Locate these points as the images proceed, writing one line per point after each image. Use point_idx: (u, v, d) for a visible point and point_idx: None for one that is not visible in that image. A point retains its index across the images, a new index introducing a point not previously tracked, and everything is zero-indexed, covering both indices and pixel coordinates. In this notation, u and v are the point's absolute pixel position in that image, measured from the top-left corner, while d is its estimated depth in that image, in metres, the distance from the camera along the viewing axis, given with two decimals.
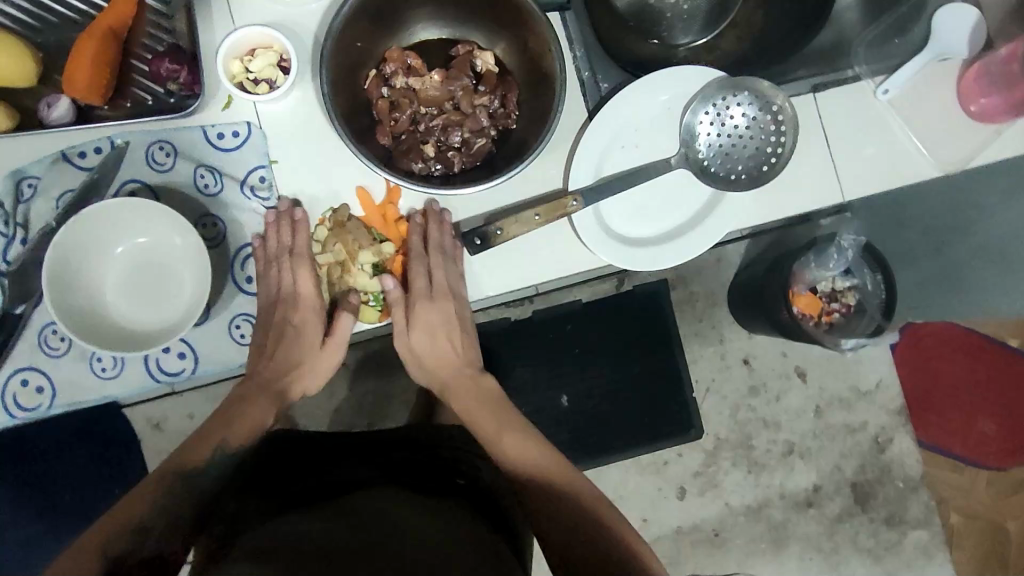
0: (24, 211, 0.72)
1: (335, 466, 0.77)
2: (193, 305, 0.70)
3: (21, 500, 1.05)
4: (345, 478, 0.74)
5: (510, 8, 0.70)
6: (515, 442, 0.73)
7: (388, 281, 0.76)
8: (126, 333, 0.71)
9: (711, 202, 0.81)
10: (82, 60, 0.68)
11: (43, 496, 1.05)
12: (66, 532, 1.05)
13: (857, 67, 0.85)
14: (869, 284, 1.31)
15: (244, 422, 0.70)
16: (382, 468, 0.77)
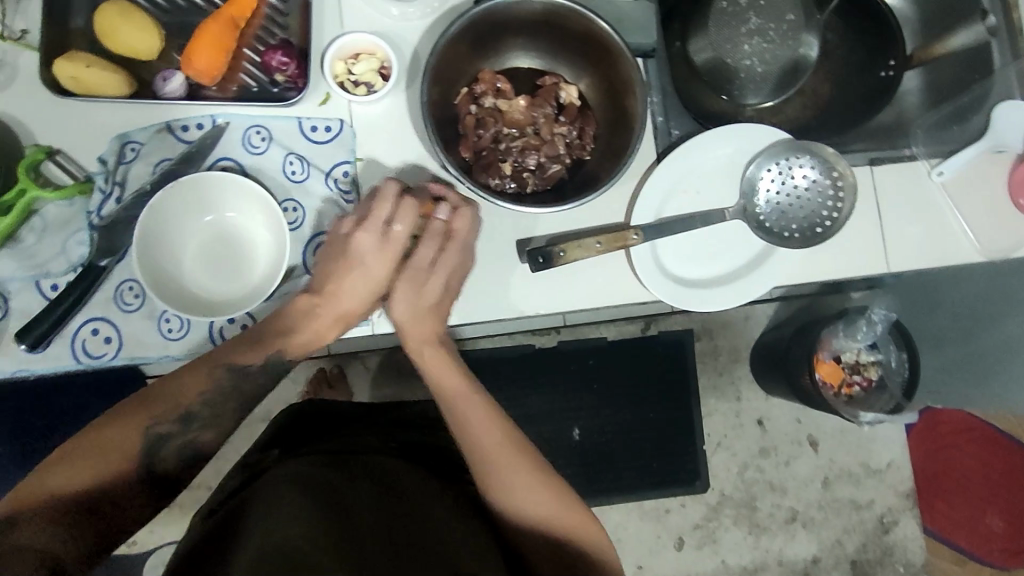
0: (124, 171, 0.76)
1: (338, 435, 0.85)
2: (267, 281, 0.75)
3: None
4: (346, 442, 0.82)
5: (603, 48, 0.75)
6: (477, 411, 0.74)
7: (441, 209, 0.73)
8: (201, 301, 0.75)
9: (762, 254, 0.84)
10: (200, 41, 0.73)
11: None
12: None
13: (914, 147, 0.90)
14: (893, 362, 1.32)
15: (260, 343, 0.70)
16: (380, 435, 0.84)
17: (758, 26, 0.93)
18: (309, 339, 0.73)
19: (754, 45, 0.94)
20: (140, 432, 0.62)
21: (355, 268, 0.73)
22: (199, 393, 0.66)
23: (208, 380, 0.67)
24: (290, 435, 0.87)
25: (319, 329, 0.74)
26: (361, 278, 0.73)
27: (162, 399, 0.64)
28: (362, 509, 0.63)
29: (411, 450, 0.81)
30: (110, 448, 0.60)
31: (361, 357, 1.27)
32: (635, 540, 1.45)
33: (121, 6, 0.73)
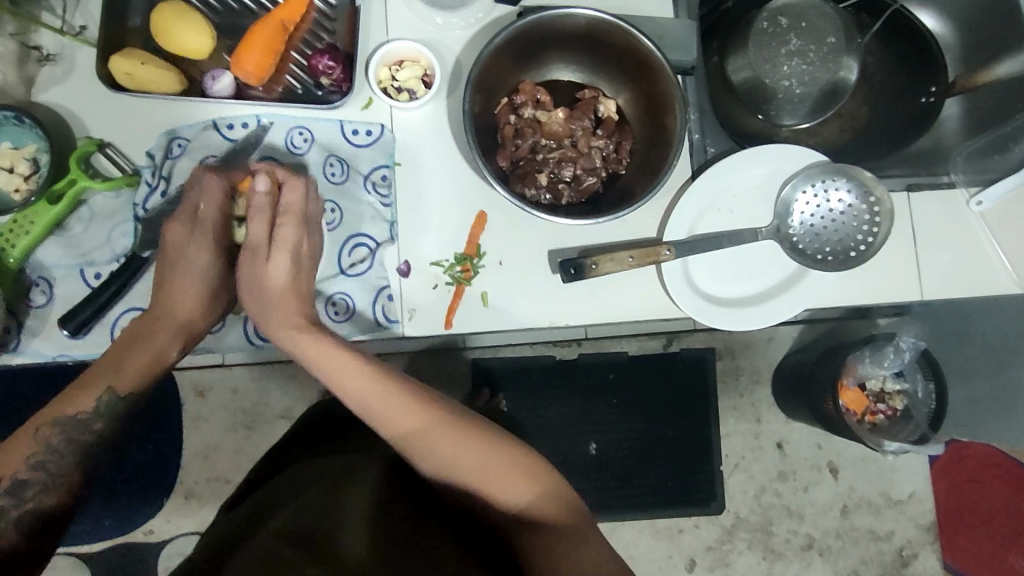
0: (170, 166, 0.78)
1: (352, 434, 0.86)
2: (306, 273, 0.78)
3: None
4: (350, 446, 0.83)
5: (643, 64, 0.76)
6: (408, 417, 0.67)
7: (261, 183, 0.72)
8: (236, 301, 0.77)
9: (794, 275, 0.83)
10: (252, 43, 0.76)
11: None
12: None
13: (953, 175, 0.89)
14: (919, 392, 1.30)
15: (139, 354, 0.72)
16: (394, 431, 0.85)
17: (798, 47, 0.91)
18: (153, 353, 0.73)
19: (793, 66, 0.92)
20: (29, 457, 0.66)
21: (180, 273, 0.74)
22: (85, 413, 0.69)
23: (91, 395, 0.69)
24: (318, 427, 0.91)
25: (169, 340, 0.74)
26: (196, 281, 0.75)
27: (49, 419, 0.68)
28: (352, 507, 0.67)
29: None
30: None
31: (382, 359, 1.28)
32: (648, 558, 1.43)
33: (176, 7, 0.76)
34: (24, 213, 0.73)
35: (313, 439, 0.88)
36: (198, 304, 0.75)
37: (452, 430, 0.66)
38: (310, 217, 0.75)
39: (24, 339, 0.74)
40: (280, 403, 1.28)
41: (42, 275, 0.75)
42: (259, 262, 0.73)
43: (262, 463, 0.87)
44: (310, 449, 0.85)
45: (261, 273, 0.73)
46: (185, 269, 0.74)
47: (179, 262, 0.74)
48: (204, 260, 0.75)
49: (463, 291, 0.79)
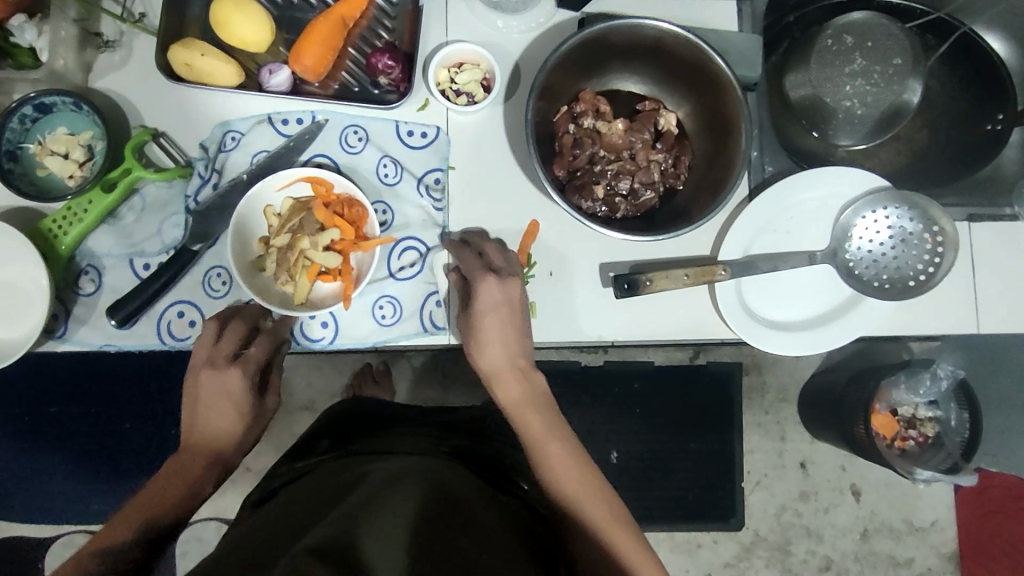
0: (223, 159, 0.77)
1: (386, 433, 0.85)
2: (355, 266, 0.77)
3: (95, 416, 1.09)
4: (387, 444, 0.81)
5: (710, 78, 0.74)
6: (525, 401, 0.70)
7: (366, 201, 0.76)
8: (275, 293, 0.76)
9: (848, 302, 0.81)
10: (313, 38, 0.74)
11: (111, 420, 1.09)
12: (127, 458, 1.10)
13: (1016, 207, 0.86)
14: (953, 420, 1.27)
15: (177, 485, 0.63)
16: (435, 435, 0.85)
17: (863, 67, 0.88)
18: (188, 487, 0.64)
19: (856, 86, 0.89)
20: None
21: (200, 402, 0.68)
22: (120, 542, 0.57)
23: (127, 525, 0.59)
24: (347, 430, 0.88)
25: (212, 469, 0.66)
26: (217, 408, 0.67)
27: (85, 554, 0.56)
28: (390, 514, 0.60)
29: (461, 453, 0.81)
30: None
31: (407, 356, 1.26)
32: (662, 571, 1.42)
33: None
34: (78, 200, 0.72)
35: (344, 437, 0.86)
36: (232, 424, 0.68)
37: (561, 426, 0.70)
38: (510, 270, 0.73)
39: (71, 326, 0.74)
40: (304, 396, 1.27)
41: (92, 263, 0.75)
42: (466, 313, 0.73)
43: (290, 458, 0.86)
44: (336, 452, 0.81)
45: (468, 323, 0.72)
46: (206, 400, 0.68)
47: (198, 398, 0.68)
48: (225, 388, 0.68)
49: None
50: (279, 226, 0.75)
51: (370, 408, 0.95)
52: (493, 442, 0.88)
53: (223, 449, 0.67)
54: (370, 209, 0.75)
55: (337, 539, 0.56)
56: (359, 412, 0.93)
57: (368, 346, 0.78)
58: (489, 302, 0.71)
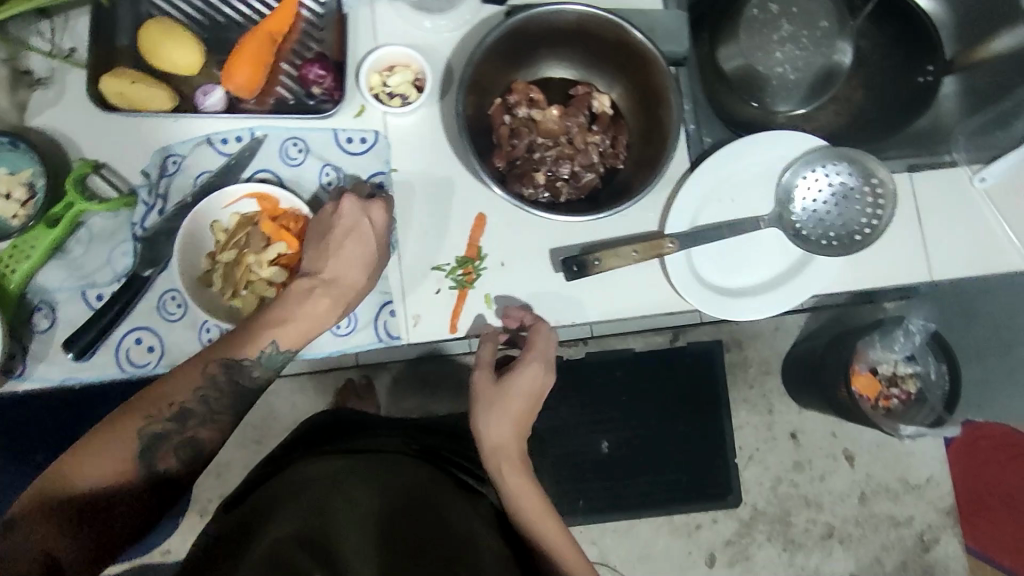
0: (167, 184, 0.78)
1: (366, 435, 0.86)
2: None
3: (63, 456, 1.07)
4: (363, 442, 0.82)
5: (635, 56, 0.75)
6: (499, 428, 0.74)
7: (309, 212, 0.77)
8: (225, 308, 0.76)
9: (800, 263, 0.82)
10: (242, 55, 0.75)
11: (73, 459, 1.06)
12: None
13: (955, 153, 0.88)
14: (932, 373, 1.25)
15: (298, 325, 0.71)
16: (408, 438, 0.86)
17: (790, 33, 0.92)
18: (307, 325, 0.72)
19: (786, 52, 0.93)
20: (136, 431, 0.65)
21: (341, 244, 0.73)
22: (191, 396, 0.68)
23: (187, 390, 0.67)
24: (321, 435, 0.88)
25: (331, 312, 0.73)
26: (352, 257, 0.73)
27: (169, 392, 0.67)
28: (364, 505, 0.65)
29: (435, 454, 0.84)
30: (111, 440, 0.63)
31: (388, 367, 1.26)
32: (666, 557, 1.38)
33: (164, 24, 0.76)
34: (24, 238, 0.73)
35: (318, 437, 0.87)
36: (363, 277, 0.74)
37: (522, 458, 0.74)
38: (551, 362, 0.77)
39: (29, 364, 0.74)
40: (285, 417, 1.26)
41: (45, 299, 0.75)
42: (489, 385, 0.75)
43: (265, 464, 0.85)
44: (310, 449, 0.83)
45: (496, 392, 0.75)
46: (357, 262, 0.73)
47: (344, 252, 0.73)
48: (368, 245, 0.73)
49: (467, 294, 0.78)
50: (220, 245, 0.77)
51: (346, 414, 0.95)
52: (462, 444, 0.90)
53: (321, 314, 0.72)
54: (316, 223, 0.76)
55: (317, 532, 0.62)
56: (337, 419, 0.93)
57: (327, 355, 0.79)
58: (522, 390, 0.75)
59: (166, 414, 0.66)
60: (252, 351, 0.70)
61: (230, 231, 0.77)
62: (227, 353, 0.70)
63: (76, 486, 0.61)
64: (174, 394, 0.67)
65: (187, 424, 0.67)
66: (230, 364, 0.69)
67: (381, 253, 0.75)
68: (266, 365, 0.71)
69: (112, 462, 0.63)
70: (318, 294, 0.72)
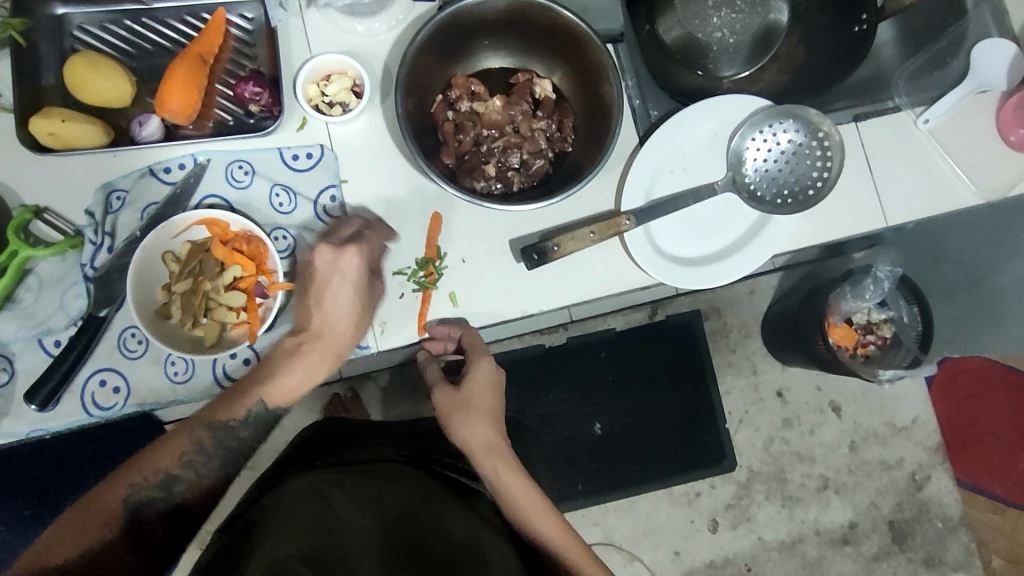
0: (113, 221, 0.76)
1: (358, 447, 0.85)
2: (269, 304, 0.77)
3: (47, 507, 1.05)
4: (357, 454, 0.81)
5: (569, 37, 0.75)
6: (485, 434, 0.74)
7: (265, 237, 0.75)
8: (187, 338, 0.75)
9: (758, 223, 0.83)
10: (173, 82, 0.73)
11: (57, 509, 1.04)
12: None
13: (897, 99, 0.89)
14: (905, 316, 1.26)
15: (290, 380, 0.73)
16: (402, 446, 0.85)
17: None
18: (300, 378, 0.74)
19: (722, 17, 0.98)
20: (118, 504, 0.64)
21: (327, 297, 0.74)
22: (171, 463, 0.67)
23: (172, 456, 0.67)
24: (308, 450, 0.87)
25: (322, 365, 0.75)
26: (333, 310, 0.74)
27: (151, 462, 0.67)
28: (358, 522, 0.62)
29: (430, 460, 0.82)
30: (96, 517, 0.63)
31: (372, 377, 1.25)
32: (668, 527, 1.39)
33: (88, 58, 0.74)
34: None
35: (310, 453, 0.86)
36: (356, 330, 0.75)
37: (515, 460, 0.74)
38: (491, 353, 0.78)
39: None
40: (275, 440, 1.23)
41: (2, 352, 0.74)
42: (449, 396, 0.76)
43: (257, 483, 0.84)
44: (304, 464, 0.81)
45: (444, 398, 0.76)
46: (343, 319, 0.74)
47: (331, 308, 0.74)
48: (353, 298, 0.74)
49: (431, 296, 0.78)
50: (174, 276, 0.75)
51: (334, 425, 0.94)
52: (455, 447, 0.88)
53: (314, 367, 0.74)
54: (269, 242, 0.74)
55: (319, 545, 0.58)
56: (325, 432, 0.92)
57: None
58: (478, 382, 0.76)
59: (150, 481, 0.66)
60: (240, 412, 0.71)
61: (183, 262, 0.75)
62: (213, 419, 0.70)
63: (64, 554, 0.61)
64: (160, 462, 0.67)
65: (174, 488, 0.67)
66: (217, 424, 0.70)
67: (368, 305, 0.75)
68: (252, 425, 0.72)
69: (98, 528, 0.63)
70: (309, 350, 0.74)
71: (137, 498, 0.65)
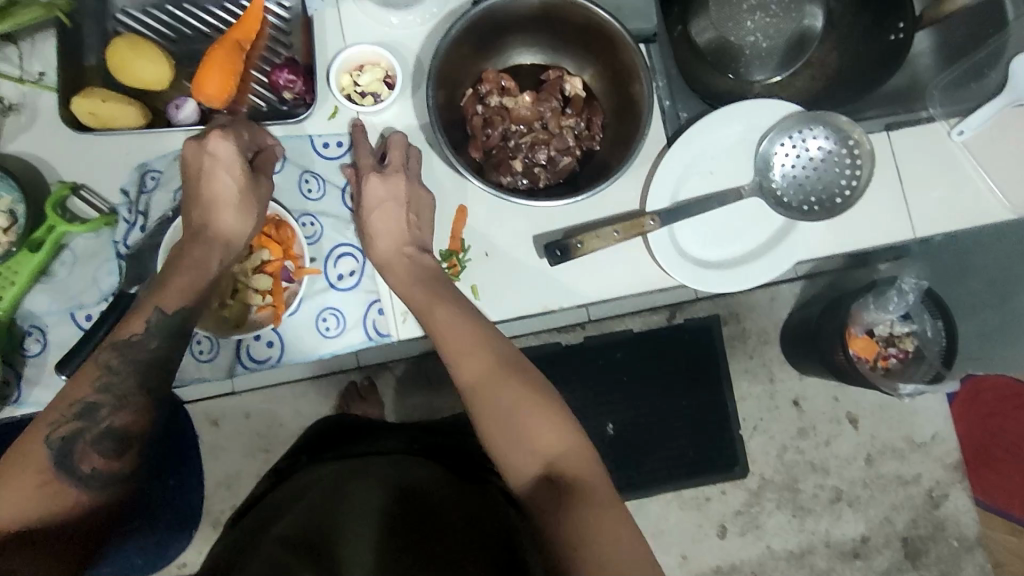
0: (146, 200, 0.78)
1: (368, 440, 0.86)
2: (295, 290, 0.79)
3: None
4: (366, 447, 0.83)
5: (603, 36, 0.75)
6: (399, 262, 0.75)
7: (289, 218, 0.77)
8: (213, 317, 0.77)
9: (782, 231, 0.83)
10: (212, 66, 0.75)
11: None
12: None
13: (931, 109, 0.88)
14: (929, 331, 1.24)
15: (178, 284, 0.68)
16: (410, 437, 0.86)
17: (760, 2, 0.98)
18: (189, 277, 0.69)
19: (756, 20, 0.98)
20: (46, 445, 0.59)
21: (207, 192, 0.71)
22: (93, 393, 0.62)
23: (87, 383, 0.62)
24: (320, 442, 0.88)
25: (217, 257, 0.71)
26: (219, 198, 0.71)
27: (67, 397, 0.61)
28: (354, 505, 0.65)
29: (436, 447, 0.84)
30: (20, 468, 0.58)
31: (389, 366, 1.26)
32: (676, 530, 1.39)
33: (131, 40, 0.75)
34: (8, 264, 0.74)
35: (322, 444, 0.88)
36: (240, 216, 0.72)
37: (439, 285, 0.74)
38: (392, 165, 0.76)
39: (24, 389, 0.75)
40: (290, 424, 1.24)
41: (34, 323, 0.76)
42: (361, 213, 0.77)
43: (271, 473, 0.85)
44: (317, 456, 0.83)
45: (362, 218, 0.77)
46: (226, 204, 0.71)
47: (215, 198, 0.71)
48: (230, 182, 0.71)
49: None
50: None
51: (345, 421, 0.95)
52: (467, 440, 0.89)
53: (201, 262, 0.70)
54: (297, 227, 0.77)
55: (312, 533, 0.61)
56: (338, 425, 0.93)
57: (318, 357, 0.80)
58: (376, 194, 0.76)
59: (73, 413, 0.61)
60: (139, 326, 0.66)
61: None
62: (117, 338, 0.65)
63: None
64: (74, 393, 0.62)
65: (98, 416, 0.62)
66: (124, 344, 0.65)
67: (247, 192, 0.73)
68: (161, 334, 0.66)
69: (32, 480, 0.57)
70: (196, 241, 0.70)
71: (65, 434, 0.60)
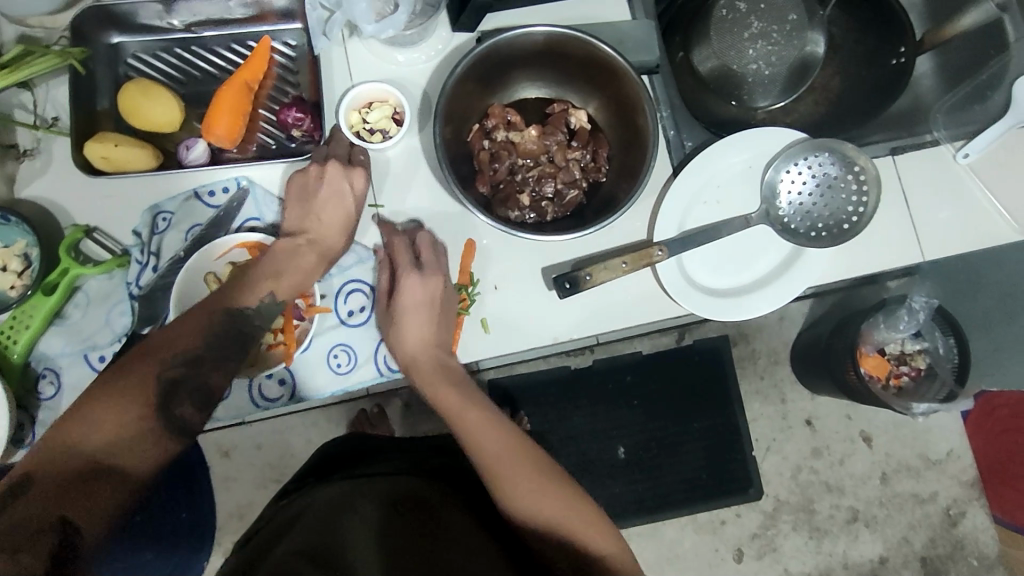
0: (158, 241, 0.78)
1: (370, 461, 0.85)
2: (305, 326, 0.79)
3: None
4: (370, 467, 0.82)
5: (607, 70, 0.76)
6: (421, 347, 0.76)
7: None
8: None
9: (790, 256, 0.83)
10: (220, 108, 0.76)
11: None
12: None
13: (936, 132, 0.87)
14: (940, 348, 1.22)
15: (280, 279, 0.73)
16: (412, 456, 0.86)
17: (760, 29, 0.97)
18: (297, 275, 0.74)
19: (758, 48, 0.97)
20: (150, 374, 0.63)
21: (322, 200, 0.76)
22: (196, 343, 0.66)
23: (195, 335, 0.66)
24: (328, 463, 0.88)
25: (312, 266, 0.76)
26: (337, 209, 0.76)
27: (172, 341, 0.66)
28: (366, 526, 0.64)
29: (442, 466, 0.83)
30: (120, 394, 0.61)
31: (398, 394, 1.26)
32: (692, 555, 1.37)
33: (141, 85, 0.77)
34: (22, 309, 0.74)
35: (328, 466, 0.87)
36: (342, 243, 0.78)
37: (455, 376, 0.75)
38: (427, 263, 0.76)
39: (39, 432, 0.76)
40: (301, 454, 1.24)
41: (48, 365, 0.77)
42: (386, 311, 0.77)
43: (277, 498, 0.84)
44: (324, 477, 0.83)
45: (389, 318, 0.76)
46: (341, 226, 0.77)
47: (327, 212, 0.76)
48: (349, 208, 0.76)
49: (463, 321, 0.79)
50: None
51: (349, 441, 0.94)
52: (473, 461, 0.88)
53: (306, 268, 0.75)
54: None
55: (323, 547, 0.60)
56: (344, 446, 0.93)
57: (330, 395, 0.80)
58: (410, 297, 0.75)
59: (179, 357, 0.65)
60: (252, 300, 0.71)
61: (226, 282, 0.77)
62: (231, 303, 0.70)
63: (79, 448, 0.57)
64: (183, 339, 0.66)
65: (201, 367, 0.66)
66: (232, 310, 0.69)
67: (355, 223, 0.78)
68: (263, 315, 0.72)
69: (129, 409, 0.60)
70: (306, 245, 0.75)
71: (169, 372, 0.64)
